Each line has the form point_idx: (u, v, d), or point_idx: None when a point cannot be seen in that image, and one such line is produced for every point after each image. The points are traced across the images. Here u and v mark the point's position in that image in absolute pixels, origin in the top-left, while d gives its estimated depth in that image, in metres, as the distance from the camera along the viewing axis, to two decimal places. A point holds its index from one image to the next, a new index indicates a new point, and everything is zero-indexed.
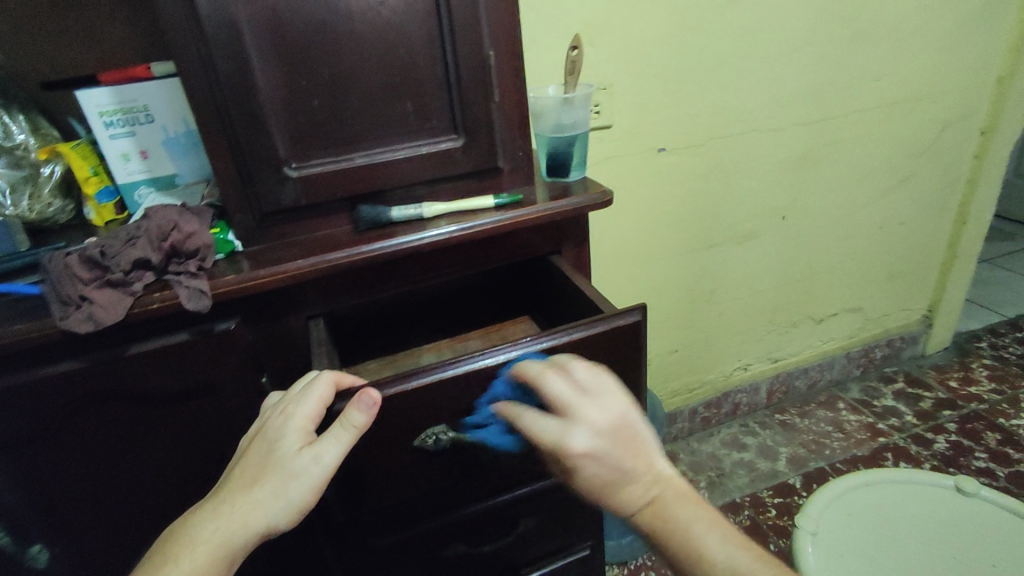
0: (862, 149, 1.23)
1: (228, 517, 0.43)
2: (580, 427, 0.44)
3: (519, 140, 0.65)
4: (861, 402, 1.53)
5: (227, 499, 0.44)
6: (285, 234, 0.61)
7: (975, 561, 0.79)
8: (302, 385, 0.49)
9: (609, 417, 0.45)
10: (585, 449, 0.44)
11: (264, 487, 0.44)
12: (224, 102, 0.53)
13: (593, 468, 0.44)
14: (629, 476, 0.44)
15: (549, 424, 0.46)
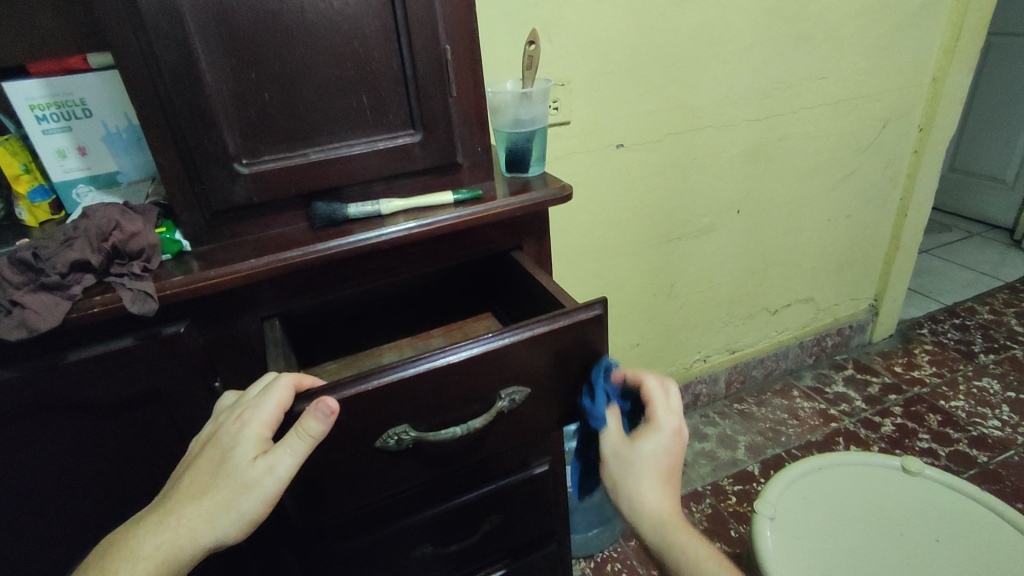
0: (810, 145, 1.28)
1: (178, 529, 0.42)
2: (681, 416, 0.55)
3: (479, 135, 0.64)
4: (814, 389, 1.58)
5: (177, 508, 0.42)
6: (237, 233, 0.58)
7: (920, 536, 0.83)
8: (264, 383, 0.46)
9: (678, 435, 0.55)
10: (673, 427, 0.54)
11: (216, 500, 0.42)
12: (167, 95, 0.51)
13: (665, 448, 0.53)
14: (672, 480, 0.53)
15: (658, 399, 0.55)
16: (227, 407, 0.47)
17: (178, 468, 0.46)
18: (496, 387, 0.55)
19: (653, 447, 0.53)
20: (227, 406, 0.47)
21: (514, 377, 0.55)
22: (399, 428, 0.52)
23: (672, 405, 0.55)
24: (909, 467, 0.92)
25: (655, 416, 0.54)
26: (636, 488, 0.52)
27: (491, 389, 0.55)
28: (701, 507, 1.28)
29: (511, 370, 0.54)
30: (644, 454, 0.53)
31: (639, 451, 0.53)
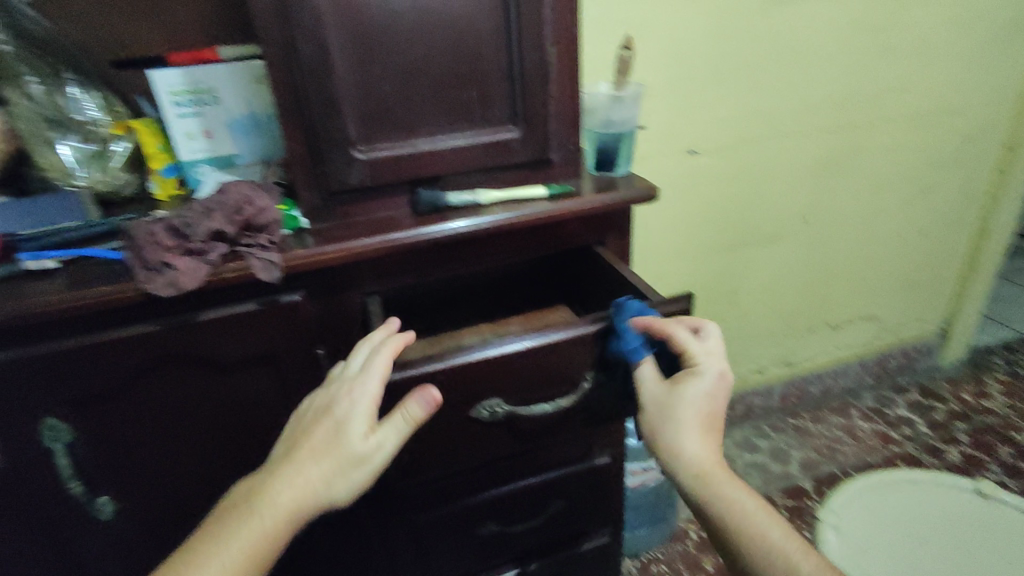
0: (888, 160, 1.26)
1: (300, 485, 0.46)
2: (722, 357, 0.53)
3: (572, 133, 0.68)
4: (873, 410, 1.55)
5: (301, 468, 0.47)
6: (347, 214, 0.64)
7: (991, 558, 0.83)
8: (367, 360, 0.52)
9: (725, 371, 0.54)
10: (718, 370, 0.52)
11: (336, 464, 0.47)
12: (302, 85, 0.56)
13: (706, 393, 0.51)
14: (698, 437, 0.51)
15: (710, 344, 0.53)
16: (330, 382, 0.52)
17: (285, 435, 0.51)
18: (580, 370, 0.58)
19: (697, 391, 0.51)
20: (330, 381, 0.52)
21: (598, 362, 0.58)
22: (493, 401, 0.57)
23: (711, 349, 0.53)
24: (986, 492, 0.90)
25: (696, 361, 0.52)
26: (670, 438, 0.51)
27: (575, 372, 0.58)
28: None
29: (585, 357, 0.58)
30: (688, 398, 0.51)
31: (682, 394, 0.52)
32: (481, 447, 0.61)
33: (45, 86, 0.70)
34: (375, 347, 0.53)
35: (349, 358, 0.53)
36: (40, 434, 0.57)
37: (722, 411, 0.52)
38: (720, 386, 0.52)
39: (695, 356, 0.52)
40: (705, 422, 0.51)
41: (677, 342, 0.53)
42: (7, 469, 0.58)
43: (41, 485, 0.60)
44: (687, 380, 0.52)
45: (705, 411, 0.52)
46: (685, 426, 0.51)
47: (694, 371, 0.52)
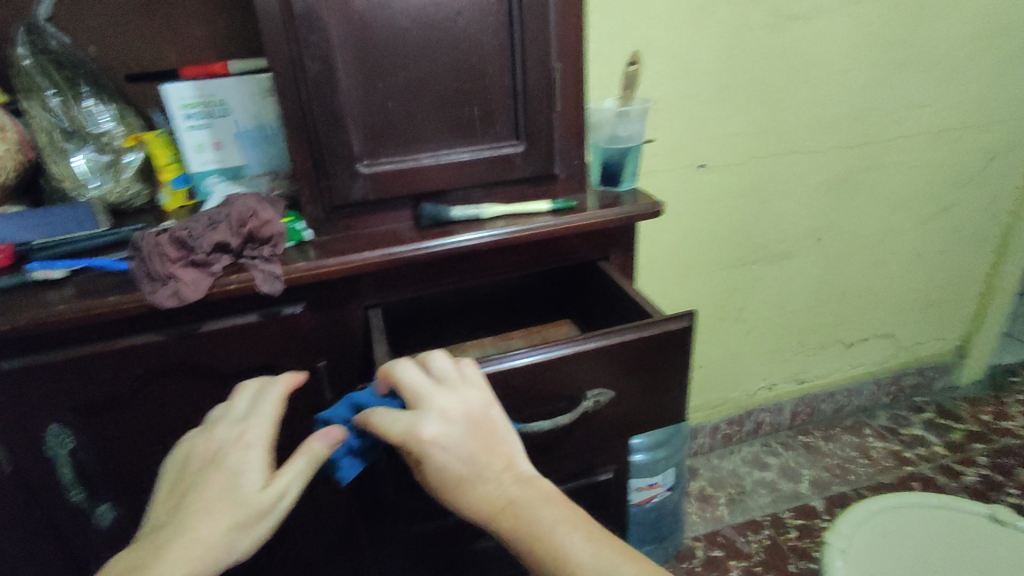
0: (903, 176, 1.24)
1: (189, 548, 0.40)
2: (434, 404, 0.47)
3: (577, 148, 0.68)
4: (888, 429, 1.52)
5: (190, 528, 0.41)
6: (351, 227, 0.64)
7: None
8: (255, 402, 0.49)
9: (468, 405, 0.48)
10: (434, 435, 0.46)
11: (232, 519, 0.42)
12: (308, 100, 0.57)
13: (449, 447, 0.46)
14: (477, 478, 0.46)
15: (401, 417, 0.47)
16: (204, 431, 0.48)
17: (156, 496, 0.45)
18: (581, 388, 0.57)
19: (432, 449, 0.46)
20: (204, 431, 0.47)
21: (599, 380, 0.58)
22: None
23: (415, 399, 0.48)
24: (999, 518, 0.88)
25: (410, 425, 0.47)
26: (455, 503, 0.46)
27: (576, 390, 0.58)
28: (759, 537, 1.25)
29: (563, 378, 0.56)
30: (437, 462, 0.46)
31: (428, 462, 0.46)
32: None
33: (61, 98, 0.72)
34: (261, 390, 0.50)
35: (224, 405, 0.49)
36: (45, 439, 0.58)
37: (478, 455, 0.46)
38: (453, 442, 0.46)
39: (401, 436, 0.46)
40: (469, 481, 0.45)
41: (383, 430, 0.48)
42: (14, 474, 0.59)
43: (46, 490, 0.61)
44: (420, 462, 0.47)
45: (459, 474, 0.46)
46: (452, 500, 0.46)
47: (415, 453, 0.46)
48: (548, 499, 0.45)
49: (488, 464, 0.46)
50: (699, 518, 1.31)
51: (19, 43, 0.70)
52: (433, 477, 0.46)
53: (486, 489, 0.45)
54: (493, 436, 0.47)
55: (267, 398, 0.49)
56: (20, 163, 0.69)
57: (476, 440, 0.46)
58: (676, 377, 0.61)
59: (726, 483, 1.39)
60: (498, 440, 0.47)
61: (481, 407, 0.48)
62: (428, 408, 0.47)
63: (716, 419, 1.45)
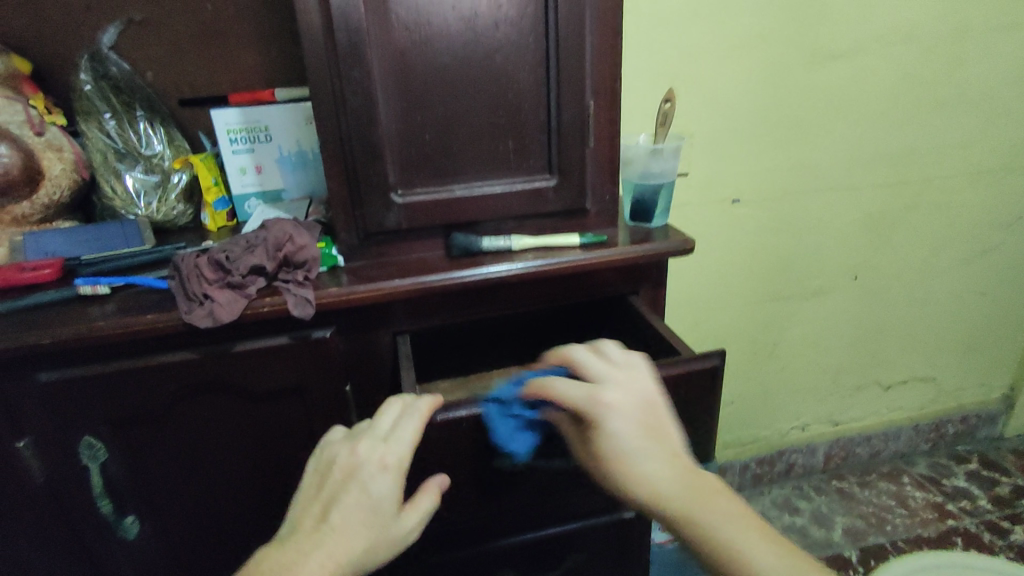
0: (946, 216, 1.20)
1: (326, 564, 0.40)
2: (619, 380, 0.49)
3: (609, 183, 0.68)
4: (928, 479, 1.45)
5: (332, 544, 0.41)
6: (383, 254, 0.65)
7: None
8: (396, 425, 0.49)
9: (643, 390, 0.49)
10: (614, 404, 0.47)
11: (368, 542, 0.42)
12: (347, 132, 0.59)
13: (619, 418, 0.47)
14: (643, 454, 0.45)
15: (580, 385, 0.49)
16: (348, 443, 0.47)
17: (297, 495, 0.45)
18: None
19: (604, 416, 0.47)
20: (351, 441, 0.48)
21: None
22: (516, 450, 0.56)
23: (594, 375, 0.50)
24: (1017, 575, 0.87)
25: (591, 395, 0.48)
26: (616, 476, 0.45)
27: None
28: None
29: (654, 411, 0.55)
30: (608, 431, 0.46)
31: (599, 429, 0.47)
32: (499, 494, 0.59)
33: (117, 121, 0.76)
34: (406, 412, 0.50)
35: (370, 419, 0.49)
36: (79, 451, 0.60)
37: (643, 433, 0.46)
38: (628, 415, 0.47)
39: (581, 401, 0.48)
40: (635, 456, 0.45)
41: (559, 396, 0.49)
42: (46, 484, 0.61)
43: (77, 501, 0.62)
44: (592, 430, 0.47)
45: (627, 447, 0.45)
46: (614, 474, 0.45)
47: (592, 418, 0.47)
48: (719, 494, 0.43)
49: (659, 445, 0.45)
50: None
51: (83, 69, 0.74)
52: (602, 445, 0.46)
53: (648, 469, 0.44)
54: (664, 422, 0.47)
55: (406, 423, 0.49)
56: (75, 182, 0.73)
57: (648, 421, 0.47)
58: (706, 419, 0.59)
59: None
60: (666, 423, 0.48)
61: (654, 395, 0.49)
62: (606, 384, 0.49)
63: (745, 458, 1.41)
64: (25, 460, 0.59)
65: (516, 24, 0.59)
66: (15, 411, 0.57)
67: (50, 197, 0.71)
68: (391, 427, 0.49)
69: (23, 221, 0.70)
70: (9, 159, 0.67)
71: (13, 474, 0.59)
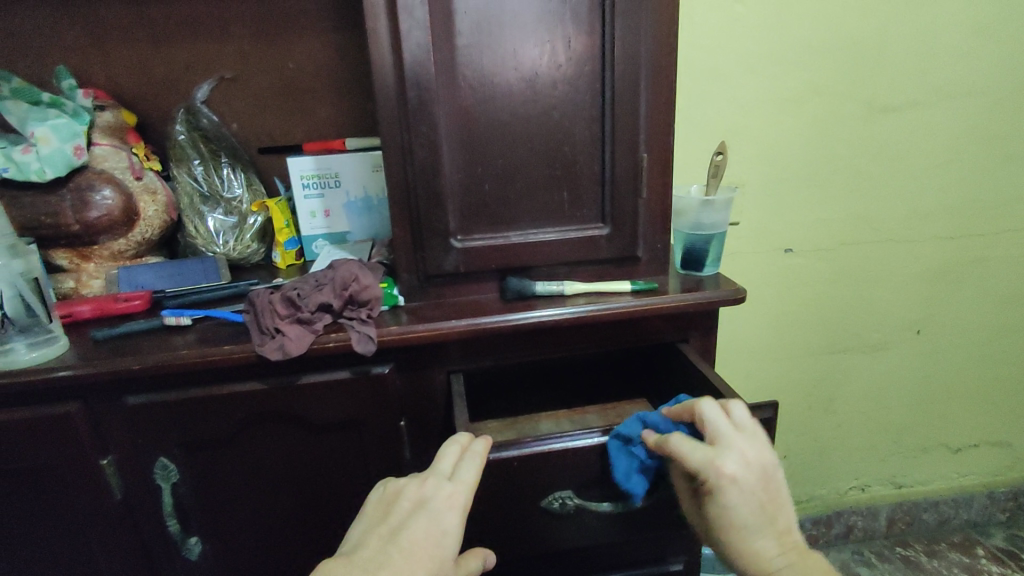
0: (1018, 271, 1.15)
1: None
2: (744, 442, 0.49)
3: (661, 233, 0.69)
4: (1005, 553, 1.33)
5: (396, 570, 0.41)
6: (440, 295, 0.68)
7: None
8: (459, 466, 0.49)
9: (762, 457, 0.49)
10: (737, 478, 0.47)
11: None
12: (413, 181, 0.63)
13: (743, 490, 0.47)
14: (755, 526, 0.48)
15: (700, 448, 0.48)
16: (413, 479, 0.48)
17: (362, 521, 0.46)
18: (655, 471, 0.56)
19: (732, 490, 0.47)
20: (418, 476, 0.48)
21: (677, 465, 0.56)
22: (564, 492, 0.57)
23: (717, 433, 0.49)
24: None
25: (717, 465, 0.47)
26: (729, 539, 0.48)
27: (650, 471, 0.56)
28: None
29: None
30: (727, 505, 0.47)
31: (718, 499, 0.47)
32: (546, 534, 0.59)
33: (205, 167, 0.84)
34: (466, 455, 0.50)
35: (437, 455, 0.49)
36: (153, 471, 0.64)
37: (761, 505, 0.48)
38: (747, 489, 0.47)
39: (702, 467, 0.47)
40: (749, 528, 0.48)
41: (677, 454, 0.48)
42: (122, 502, 0.65)
43: (149, 519, 0.67)
44: (707, 496, 0.48)
45: (744, 519, 0.48)
46: (723, 536, 0.49)
47: (710, 487, 0.47)
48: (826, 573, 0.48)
49: (768, 518, 0.48)
50: None
51: (179, 122, 0.83)
52: (715, 512, 0.48)
53: (761, 542, 0.48)
54: (775, 493, 0.49)
55: (467, 465, 0.48)
56: (165, 223, 0.80)
57: (766, 494, 0.48)
58: None
59: None
60: (779, 491, 0.49)
61: (771, 463, 0.49)
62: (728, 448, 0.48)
63: (799, 516, 1.35)
64: (106, 476, 0.63)
65: (574, 83, 0.62)
66: (102, 431, 0.62)
67: (143, 235, 0.78)
68: (452, 468, 0.49)
69: (119, 256, 0.77)
70: (112, 202, 0.74)
71: (95, 491, 0.64)
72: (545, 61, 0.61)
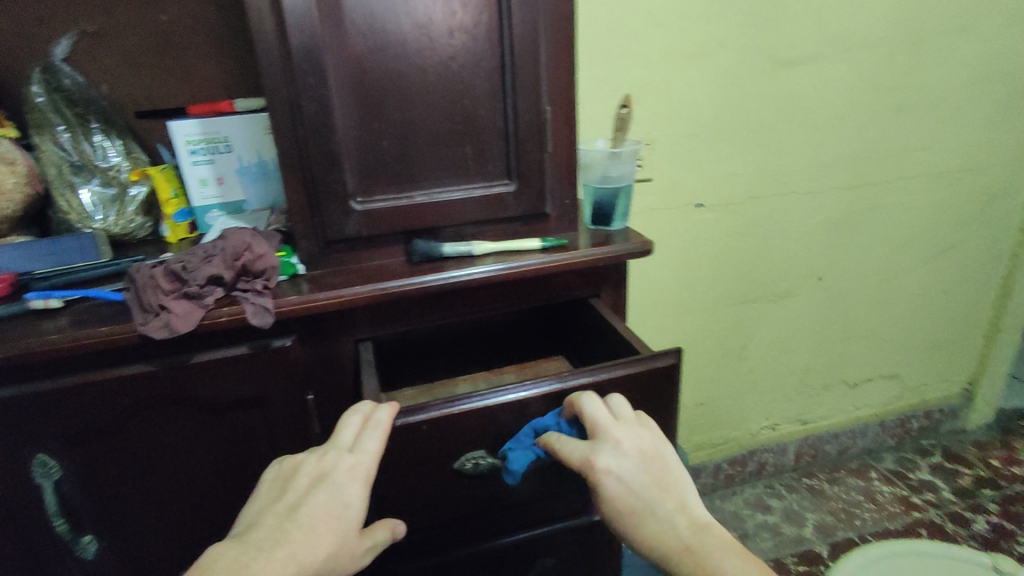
0: (902, 216, 1.24)
1: (288, 563, 0.39)
2: (621, 429, 0.49)
3: (568, 188, 0.69)
4: (895, 473, 1.48)
5: (293, 548, 0.40)
6: (344, 261, 0.65)
7: None
8: (363, 436, 0.47)
9: (641, 443, 0.49)
10: (613, 467, 0.47)
11: (330, 549, 0.41)
12: (304, 140, 0.59)
13: (627, 478, 0.47)
14: (653, 509, 0.47)
15: (579, 445, 0.49)
16: (314, 452, 0.46)
17: (256, 502, 0.44)
18: None
19: (614, 480, 0.47)
20: (320, 450, 0.46)
21: None
22: (476, 453, 0.56)
23: (594, 424, 0.50)
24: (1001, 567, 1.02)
25: (591, 459, 0.48)
26: (625, 531, 0.47)
27: None
28: None
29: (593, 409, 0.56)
30: (613, 495, 0.47)
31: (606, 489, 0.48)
32: (465, 493, 0.59)
33: (72, 133, 0.75)
34: (371, 423, 0.48)
35: (335, 427, 0.47)
36: (31, 469, 0.58)
37: (651, 489, 0.47)
38: (630, 475, 0.47)
39: (582, 463, 0.48)
40: (641, 513, 0.47)
41: (562, 456, 0.50)
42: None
43: (32, 522, 0.61)
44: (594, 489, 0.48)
45: (634, 506, 0.47)
46: (620, 529, 0.48)
47: (591, 481, 0.48)
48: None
49: (662, 501, 0.47)
50: None
51: (34, 82, 0.73)
52: (606, 505, 0.48)
53: (660, 528, 0.46)
54: (665, 474, 0.48)
55: (370, 436, 0.47)
56: (28, 196, 0.72)
57: (651, 476, 0.48)
58: (668, 418, 0.59)
59: (727, 526, 1.36)
60: (673, 472, 0.49)
61: (654, 447, 0.49)
62: (606, 440, 0.49)
63: (717, 458, 1.43)
64: None
65: (471, 33, 0.60)
66: None
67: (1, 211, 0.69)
68: (356, 438, 0.47)
69: None
70: None
71: None
72: (439, 8, 0.58)
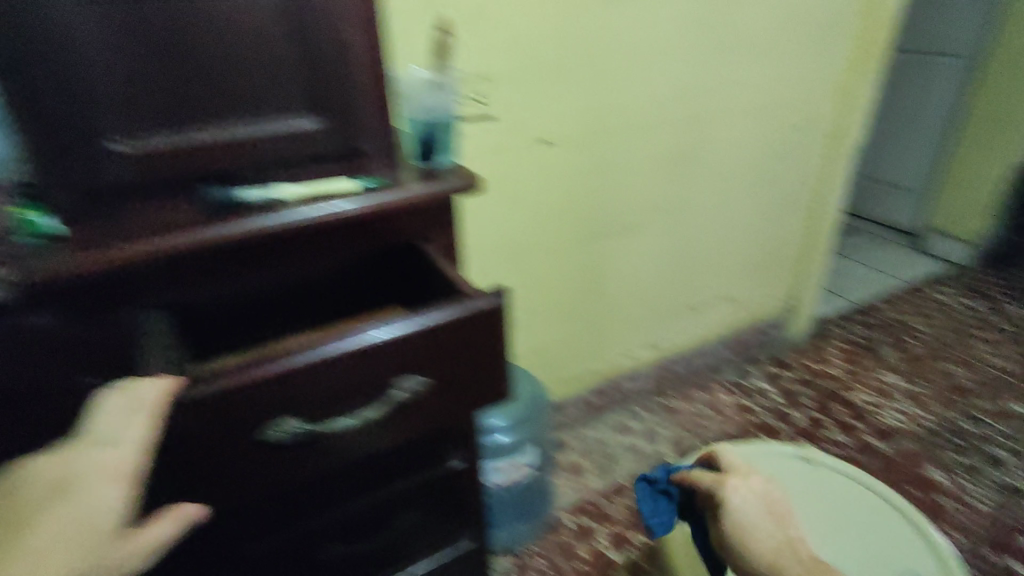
0: (729, 147, 1.32)
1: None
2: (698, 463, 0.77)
3: (384, 123, 0.63)
4: (734, 384, 1.65)
5: (27, 558, 0.38)
6: (112, 215, 0.54)
7: (854, 552, 0.86)
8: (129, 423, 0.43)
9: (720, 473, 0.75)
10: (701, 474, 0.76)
11: (76, 555, 0.39)
12: (28, 69, 0.47)
13: None
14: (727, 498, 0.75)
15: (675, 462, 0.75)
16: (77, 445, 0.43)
17: None
18: (388, 377, 0.52)
19: None
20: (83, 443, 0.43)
21: (413, 365, 0.53)
22: (287, 420, 0.49)
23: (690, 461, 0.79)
24: (812, 457, 0.99)
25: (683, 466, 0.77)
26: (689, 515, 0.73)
27: (383, 378, 0.52)
28: (623, 499, 1.31)
29: (417, 355, 0.52)
30: None
31: None
32: (283, 472, 0.52)
33: None
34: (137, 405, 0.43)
35: (89, 416, 0.43)
36: None
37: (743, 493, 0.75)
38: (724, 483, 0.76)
39: None
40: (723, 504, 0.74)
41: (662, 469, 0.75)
42: None
43: None
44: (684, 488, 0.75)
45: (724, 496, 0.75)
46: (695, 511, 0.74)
47: None
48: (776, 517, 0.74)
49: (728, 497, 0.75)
50: (569, 489, 1.34)
51: None
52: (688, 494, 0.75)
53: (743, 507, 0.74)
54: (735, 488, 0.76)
55: (134, 421, 0.41)
56: None
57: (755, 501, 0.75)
58: (502, 358, 0.58)
59: (593, 452, 1.44)
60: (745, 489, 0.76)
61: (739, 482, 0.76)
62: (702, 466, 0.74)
63: (581, 390, 1.49)
64: None
65: None
66: None
67: None
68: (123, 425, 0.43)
69: None
70: None
71: None
72: None
